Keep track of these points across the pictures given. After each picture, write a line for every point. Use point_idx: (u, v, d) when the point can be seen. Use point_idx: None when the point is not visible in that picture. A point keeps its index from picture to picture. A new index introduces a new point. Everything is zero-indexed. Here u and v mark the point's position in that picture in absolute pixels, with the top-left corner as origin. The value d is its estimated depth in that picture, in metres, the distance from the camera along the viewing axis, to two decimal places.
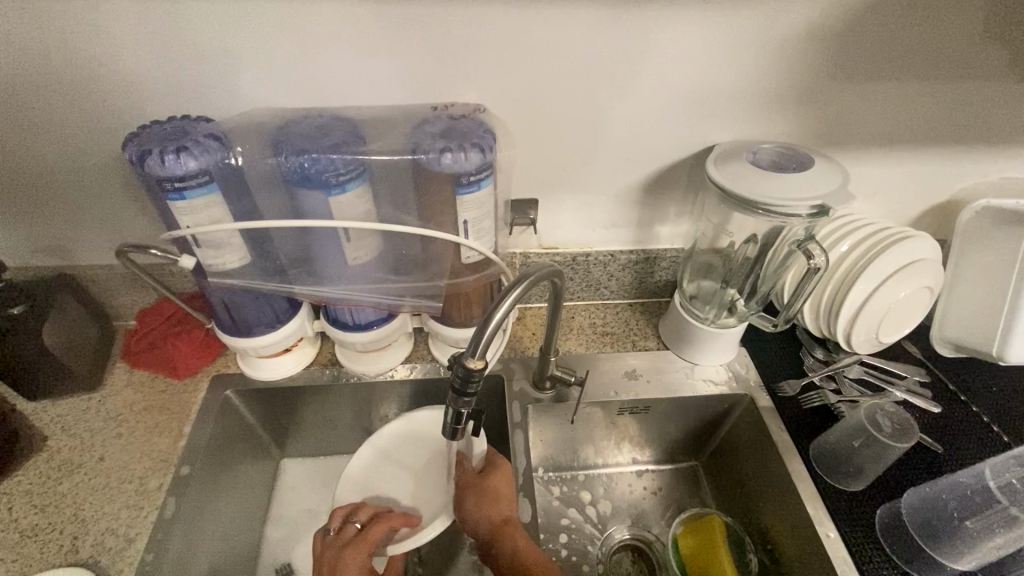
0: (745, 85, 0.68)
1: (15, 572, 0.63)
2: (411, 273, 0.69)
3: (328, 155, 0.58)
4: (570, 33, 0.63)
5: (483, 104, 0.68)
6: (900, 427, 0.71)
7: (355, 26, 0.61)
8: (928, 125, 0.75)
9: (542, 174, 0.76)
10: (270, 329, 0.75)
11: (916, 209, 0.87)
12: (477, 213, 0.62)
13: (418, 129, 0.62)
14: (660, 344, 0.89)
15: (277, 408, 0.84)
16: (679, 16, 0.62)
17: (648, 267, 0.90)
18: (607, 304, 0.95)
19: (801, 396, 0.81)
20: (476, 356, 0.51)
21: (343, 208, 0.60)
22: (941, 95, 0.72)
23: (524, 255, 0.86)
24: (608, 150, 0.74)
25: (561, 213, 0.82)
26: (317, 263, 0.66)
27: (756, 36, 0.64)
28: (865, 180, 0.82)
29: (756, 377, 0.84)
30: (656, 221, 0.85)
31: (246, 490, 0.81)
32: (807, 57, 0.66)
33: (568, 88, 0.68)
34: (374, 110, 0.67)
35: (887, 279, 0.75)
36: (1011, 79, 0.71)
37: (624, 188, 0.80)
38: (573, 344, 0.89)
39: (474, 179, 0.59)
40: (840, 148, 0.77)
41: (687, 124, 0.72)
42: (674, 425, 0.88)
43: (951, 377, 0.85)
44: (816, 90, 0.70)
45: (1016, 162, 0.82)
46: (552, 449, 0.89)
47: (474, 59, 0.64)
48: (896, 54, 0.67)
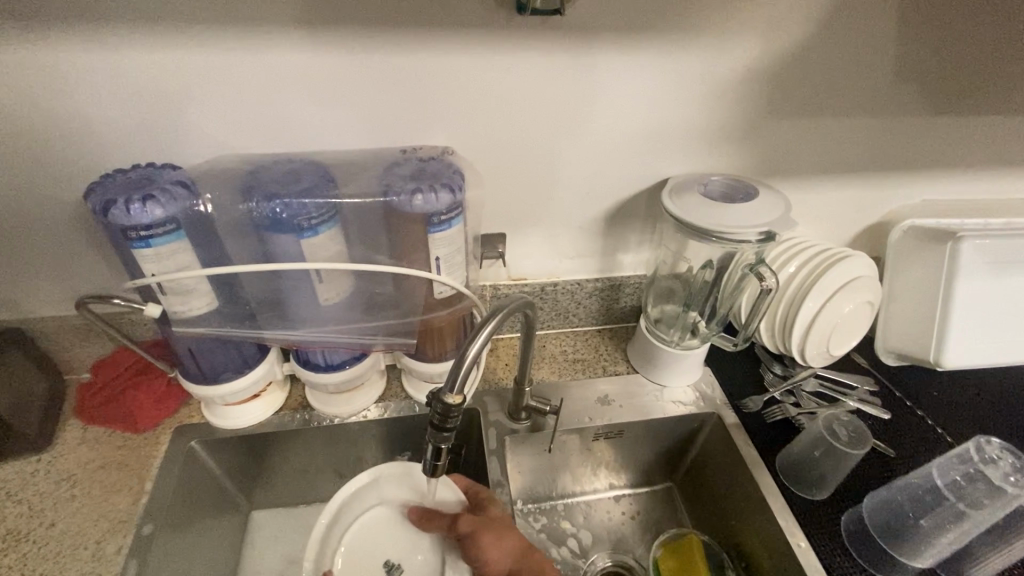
0: (694, 124, 0.74)
1: None
2: (385, 310, 0.70)
3: (300, 200, 0.59)
4: (532, 79, 0.67)
5: (450, 146, 0.71)
6: (855, 435, 0.75)
7: (323, 75, 0.63)
8: (855, 153, 0.83)
9: (510, 210, 0.79)
10: (238, 375, 0.73)
11: (851, 231, 0.95)
12: (448, 250, 0.64)
13: (389, 171, 0.64)
14: (630, 368, 0.92)
15: (246, 456, 0.81)
16: (630, 61, 0.67)
17: (613, 294, 0.94)
18: (577, 331, 0.98)
19: (764, 410, 0.85)
20: (455, 391, 0.52)
21: (316, 249, 0.60)
22: (865, 128, 0.80)
23: (494, 287, 0.87)
24: (571, 186, 0.78)
25: (528, 247, 0.85)
26: (289, 306, 0.66)
27: (702, 79, 0.70)
28: (806, 206, 0.89)
29: (721, 395, 0.88)
30: (619, 250, 0.89)
31: (212, 548, 0.78)
32: (747, 97, 0.73)
33: (530, 128, 0.71)
34: (343, 154, 0.69)
35: (832, 296, 0.82)
36: (923, 112, 0.80)
37: (587, 220, 0.84)
38: (546, 373, 0.91)
39: (446, 218, 0.61)
40: (782, 178, 0.83)
41: (643, 159, 0.77)
42: (648, 447, 0.90)
43: (897, 384, 0.92)
44: (757, 127, 0.76)
45: (933, 187, 0.91)
46: (531, 479, 0.89)
47: (441, 103, 0.67)
48: (824, 96, 0.75)
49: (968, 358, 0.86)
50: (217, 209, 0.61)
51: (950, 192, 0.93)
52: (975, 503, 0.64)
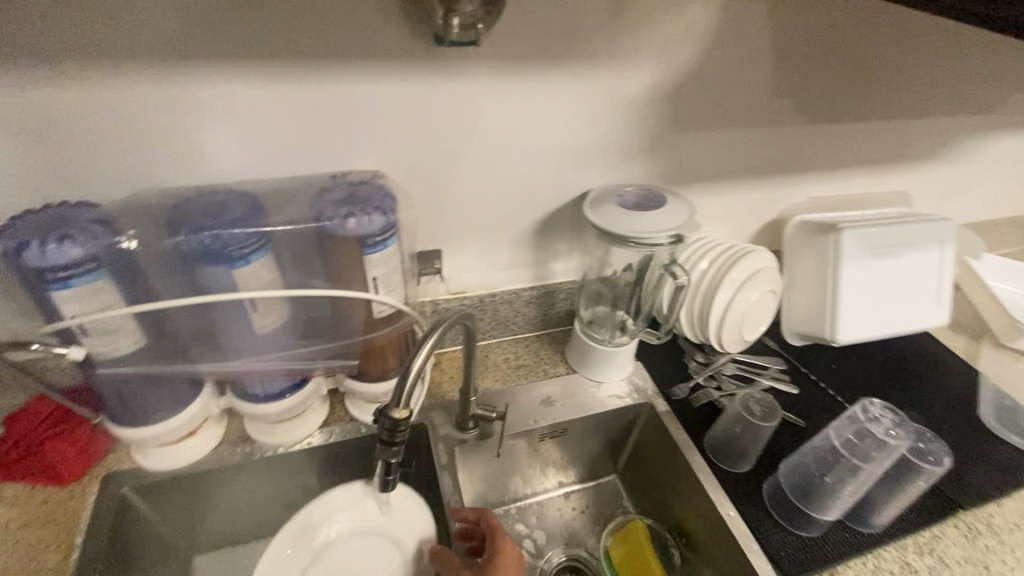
0: (608, 140, 0.81)
1: None
2: (324, 333, 0.71)
3: (229, 231, 0.59)
4: (454, 105, 0.70)
5: (379, 170, 0.73)
6: (768, 408, 0.83)
7: (245, 107, 0.63)
8: (749, 159, 0.93)
9: (444, 227, 0.82)
10: (170, 414, 0.70)
11: (754, 229, 1.06)
12: (385, 270, 0.66)
13: (319, 197, 0.65)
14: (568, 369, 0.97)
15: (184, 497, 0.79)
16: (545, 85, 0.72)
17: (548, 300, 0.99)
18: (517, 339, 1.02)
19: (690, 396, 0.94)
20: (400, 405, 0.54)
21: (248, 278, 0.61)
22: (755, 137, 0.90)
23: (434, 302, 0.90)
24: (500, 202, 0.83)
25: (464, 262, 0.88)
26: (222, 337, 0.66)
27: (611, 99, 0.77)
28: (713, 209, 0.99)
29: (653, 386, 0.95)
30: (550, 259, 0.94)
31: None
32: (652, 115, 0.81)
33: (457, 149, 0.75)
34: (272, 182, 0.69)
35: (740, 287, 0.92)
36: (801, 122, 0.91)
37: (518, 232, 0.88)
38: (491, 382, 0.94)
39: (380, 239, 0.63)
40: (689, 185, 0.92)
41: (565, 173, 0.83)
42: (591, 443, 0.95)
43: (801, 361, 1.04)
44: (663, 140, 0.84)
45: (817, 185, 1.04)
46: (484, 486, 0.92)
47: (367, 130, 0.69)
48: (717, 112, 0.84)
49: (858, 332, 0.98)
50: (141, 244, 0.60)
51: (832, 188, 1.06)
52: (865, 457, 0.74)
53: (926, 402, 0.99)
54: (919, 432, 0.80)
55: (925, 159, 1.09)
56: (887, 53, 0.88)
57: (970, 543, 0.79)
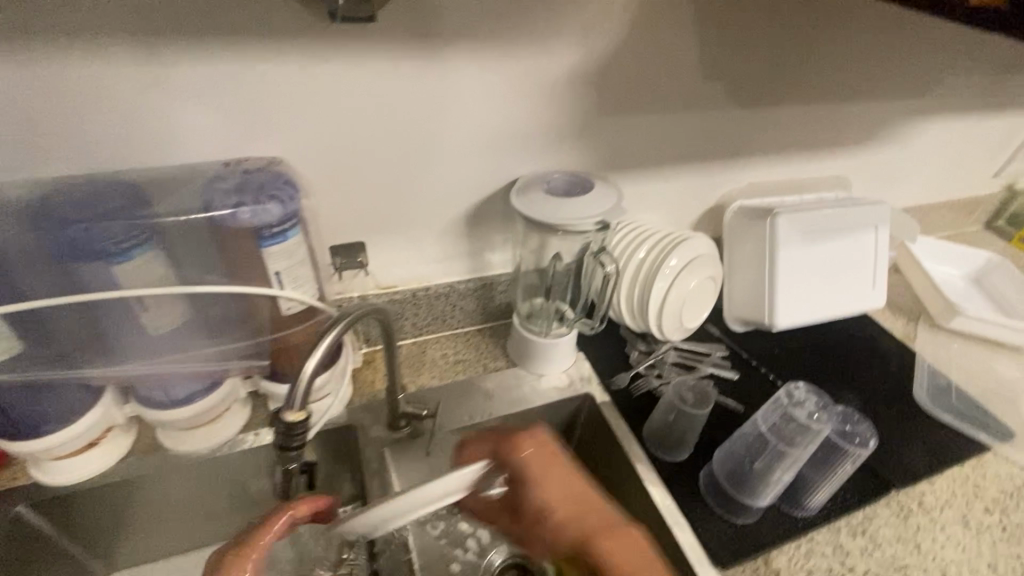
0: (533, 124, 0.78)
1: None
2: (229, 333, 0.66)
3: (102, 224, 0.54)
4: (362, 88, 0.67)
5: (286, 157, 0.68)
6: (699, 394, 0.82)
7: (125, 88, 0.58)
8: (683, 143, 0.92)
9: (367, 218, 0.79)
10: (63, 426, 0.65)
11: (695, 215, 1.05)
12: (288, 263, 0.62)
13: (210, 186, 0.60)
14: (508, 363, 0.94)
15: (90, 512, 0.74)
16: (458, 66, 0.69)
17: (487, 293, 0.95)
18: (457, 333, 0.98)
19: (632, 385, 0.92)
20: (296, 407, 0.51)
21: (130, 275, 0.56)
22: (688, 120, 0.88)
23: (363, 297, 0.85)
24: (424, 190, 0.79)
25: (392, 254, 0.84)
26: (111, 340, 0.61)
27: (531, 82, 0.74)
28: (651, 195, 0.97)
29: (594, 376, 0.93)
30: (485, 249, 0.91)
31: None
32: (578, 99, 0.78)
33: (371, 134, 0.71)
34: (164, 171, 0.64)
35: (678, 274, 0.92)
36: (734, 105, 0.90)
37: (447, 222, 0.85)
38: (427, 379, 0.90)
39: (278, 230, 0.59)
40: (624, 171, 0.90)
41: (490, 160, 0.80)
42: None
43: (743, 347, 1.04)
44: (593, 125, 0.82)
45: (756, 171, 1.03)
46: None
47: (268, 114, 0.64)
48: (646, 95, 0.82)
49: (795, 317, 0.99)
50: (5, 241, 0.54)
51: (771, 174, 1.05)
52: (790, 440, 0.73)
53: (864, 384, 1.00)
54: (845, 414, 0.81)
55: (861, 143, 1.09)
56: (815, 34, 0.87)
57: (901, 523, 0.79)
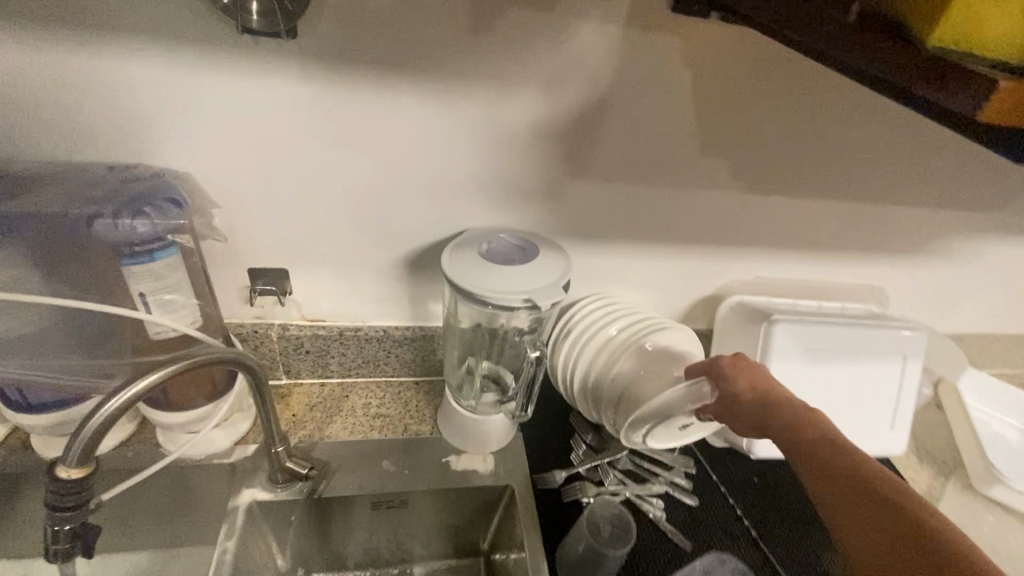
0: (486, 173, 0.69)
1: None
2: (93, 347, 0.60)
3: None
4: (287, 108, 0.61)
5: (196, 170, 0.62)
6: (620, 530, 0.71)
7: (13, 72, 0.53)
8: (672, 219, 0.79)
9: (293, 245, 0.72)
10: None
11: (686, 301, 0.90)
12: (154, 285, 0.55)
13: (79, 189, 0.57)
14: (433, 430, 0.84)
15: None
16: (400, 100, 0.62)
17: (427, 346, 0.86)
18: (391, 382, 0.89)
19: (565, 487, 0.79)
20: (73, 463, 0.44)
21: None
22: (679, 194, 0.76)
23: (282, 326, 0.79)
24: (359, 227, 0.72)
25: (321, 287, 0.77)
26: None
27: (485, 127, 0.66)
28: (631, 271, 0.85)
29: (524, 466, 0.81)
30: (429, 298, 0.82)
31: None
32: (542, 153, 0.69)
33: (298, 159, 0.64)
34: (54, 159, 0.58)
35: (640, 371, 0.76)
36: (739, 188, 0.77)
37: (385, 263, 0.77)
38: (338, 430, 0.81)
39: (145, 249, 0.53)
40: (597, 239, 0.79)
41: (436, 206, 0.71)
42: (444, 519, 0.82)
43: (715, 465, 0.87)
44: (559, 185, 0.72)
45: (766, 264, 0.88)
46: (307, 551, 0.78)
47: (175, 122, 0.59)
48: (627, 159, 0.71)
49: None
50: None
51: (785, 270, 0.90)
52: None
53: None
54: None
55: (906, 251, 0.91)
56: (846, 119, 0.73)
57: None
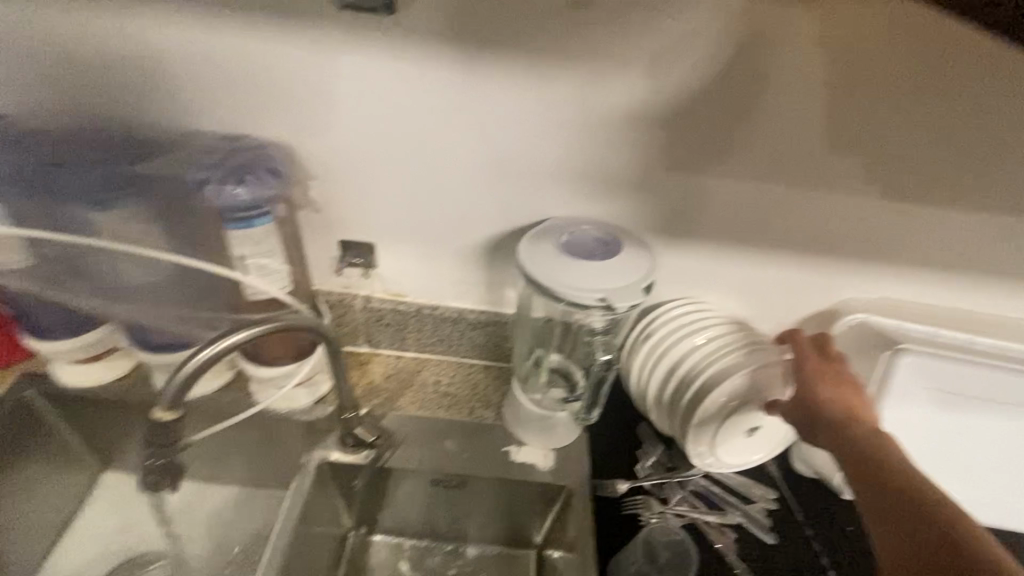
0: (576, 160, 0.66)
1: None
2: (201, 301, 0.66)
3: (96, 173, 0.59)
4: (383, 87, 0.61)
5: (297, 142, 0.65)
6: (681, 559, 0.69)
7: (148, 42, 0.58)
8: (783, 224, 0.70)
9: (382, 221, 0.73)
10: (69, 335, 0.71)
11: (791, 315, 0.80)
12: (252, 250, 0.59)
13: (195, 158, 0.60)
14: (498, 416, 0.83)
15: (87, 417, 0.81)
16: (493, 81, 0.60)
17: (500, 332, 0.85)
18: (462, 363, 0.89)
19: (625, 498, 0.75)
20: (166, 406, 0.49)
21: (111, 227, 0.59)
22: (795, 195, 0.67)
23: (366, 297, 0.82)
24: (443, 207, 0.72)
25: (403, 263, 0.79)
26: (97, 277, 0.63)
27: (579, 112, 0.62)
28: (729, 277, 0.76)
29: (586, 469, 0.78)
30: (506, 284, 0.80)
31: (46, 499, 0.79)
32: (638, 141, 0.64)
33: (390, 135, 0.65)
34: (177, 126, 0.63)
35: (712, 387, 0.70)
36: (872, 193, 0.66)
37: (466, 246, 0.76)
38: (407, 403, 0.83)
39: (245, 214, 0.57)
40: (692, 239, 0.72)
41: (520, 192, 0.69)
42: (500, 507, 0.82)
43: (803, 504, 0.78)
44: (654, 178, 0.66)
45: (898, 283, 0.75)
46: (369, 510, 0.83)
47: (281, 95, 0.62)
48: (736, 152, 0.64)
49: None
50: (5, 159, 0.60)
51: (922, 293, 0.76)
52: None
53: None
54: None
55: None
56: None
57: None
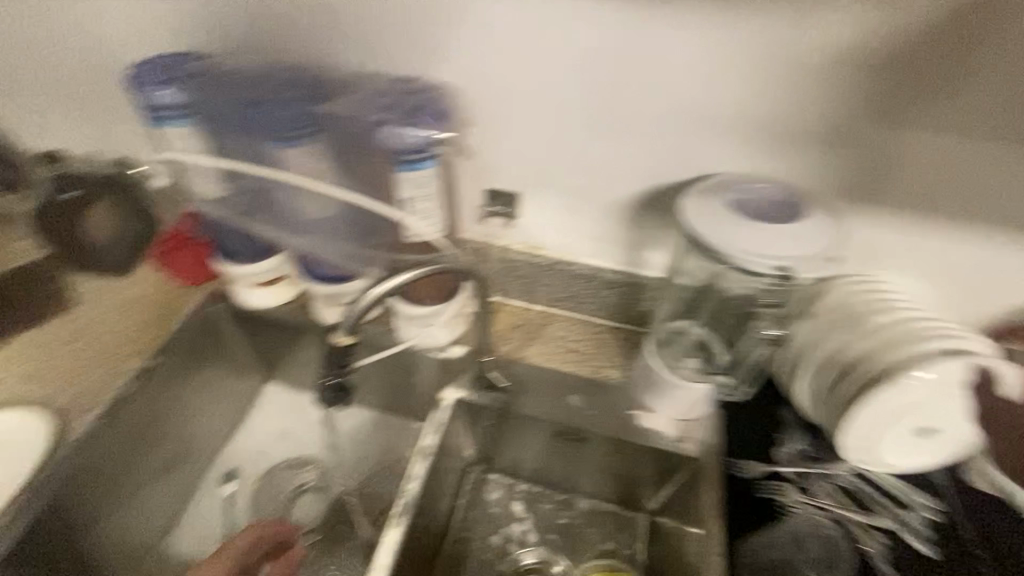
0: (748, 110, 0.61)
1: (38, 401, 0.81)
2: (365, 237, 0.71)
3: (283, 111, 0.60)
4: (560, 26, 0.60)
5: (461, 86, 0.66)
6: (829, 557, 0.65)
7: None
8: (987, 191, 0.61)
9: (532, 170, 0.73)
10: (253, 261, 0.80)
11: (976, 301, 0.71)
12: (416, 192, 0.62)
13: (373, 99, 0.62)
14: (626, 378, 0.82)
15: (259, 333, 0.92)
16: (671, 21, 0.57)
17: (635, 293, 0.82)
18: (588, 322, 0.88)
19: (760, 480, 0.71)
20: (346, 329, 0.54)
21: (295, 160, 0.63)
22: (1018, 158, 0.58)
23: (503, 247, 0.82)
24: (595, 157, 0.70)
25: (544, 215, 0.78)
26: (281, 207, 0.70)
27: (761, 55, 0.58)
28: (909, 252, 0.68)
29: (719, 445, 0.74)
30: (649, 244, 0.77)
31: (225, 398, 0.93)
32: (825, 91, 0.58)
33: (553, 79, 0.64)
34: (358, 69, 0.67)
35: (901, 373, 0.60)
36: None
37: (612, 200, 0.74)
38: (534, 354, 0.84)
39: (415, 157, 0.59)
40: (870, 205, 0.65)
41: (681, 144, 0.66)
42: (619, 468, 0.82)
43: (974, 521, 0.68)
44: (837, 134, 0.61)
45: None
46: (490, 450, 0.87)
47: (452, 38, 0.63)
48: (943, 107, 0.57)
49: None
50: (210, 93, 0.66)
51: None
52: None
53: None
54: None
55: None
56: None
57: None
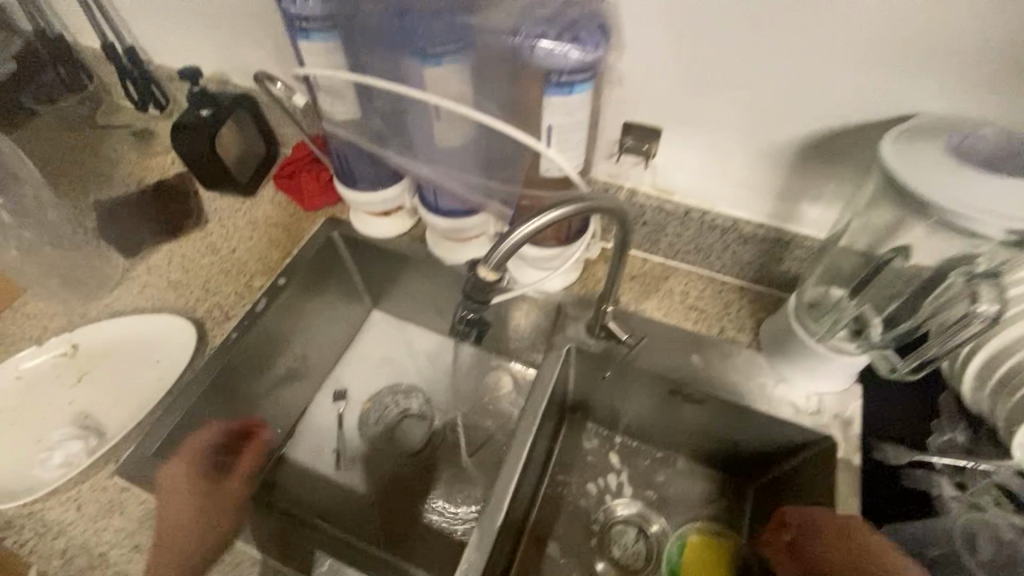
0: (986, 36, 0.50)
1: (171, 307, 0.85)
2: (495, 170, 0.67)
3: (432, 23, 0.55)
4: None
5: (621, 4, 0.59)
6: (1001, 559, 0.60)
7: None
8: None
9: (684, 105, 0.65)
10: (372, 188, 0.81)
11: None
12: (564, 120, 0.57)
13: (528, 10, 0.56)
14: (754, 343, 0.75)
15: (371, 262, 0.94)
16: None
17: (776, 252, 0.74)
18: (713, 279, 0.81)
19: (905, 469, 0.66)
20: (490, 266, 0.51)
21: (437, 81, 0.57)
22: None
23: (631, 191, 0.76)
24: (766, 94, 0.60)
25: (686, 158, 0.70)
26: (410, 135, 0.66)
27: None
28: None
29: (858, 426, 0.68)
30: (804, 197, 0.68)
31: (336, 322, 0.96)
32: None
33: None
34: None
35: None
36: None
37: (772, 144, 0.65)
38: (652, 308, 0.80)
39: (568, 79, 0.53)
40: None
41: (880, 78, 0.55)
42: (733, 435, 0.77)
43: None
44: None
45: None
46: (593, 401, 0.85)
47: None
48: None
49: None
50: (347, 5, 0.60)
51: None
52: None
53: None
54: None
55: None
56: None
57: None
